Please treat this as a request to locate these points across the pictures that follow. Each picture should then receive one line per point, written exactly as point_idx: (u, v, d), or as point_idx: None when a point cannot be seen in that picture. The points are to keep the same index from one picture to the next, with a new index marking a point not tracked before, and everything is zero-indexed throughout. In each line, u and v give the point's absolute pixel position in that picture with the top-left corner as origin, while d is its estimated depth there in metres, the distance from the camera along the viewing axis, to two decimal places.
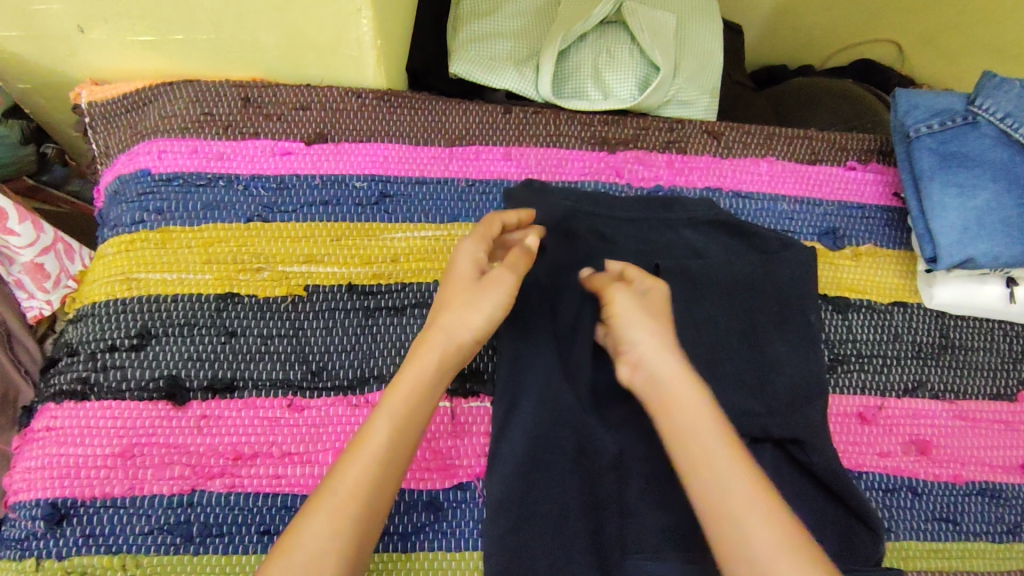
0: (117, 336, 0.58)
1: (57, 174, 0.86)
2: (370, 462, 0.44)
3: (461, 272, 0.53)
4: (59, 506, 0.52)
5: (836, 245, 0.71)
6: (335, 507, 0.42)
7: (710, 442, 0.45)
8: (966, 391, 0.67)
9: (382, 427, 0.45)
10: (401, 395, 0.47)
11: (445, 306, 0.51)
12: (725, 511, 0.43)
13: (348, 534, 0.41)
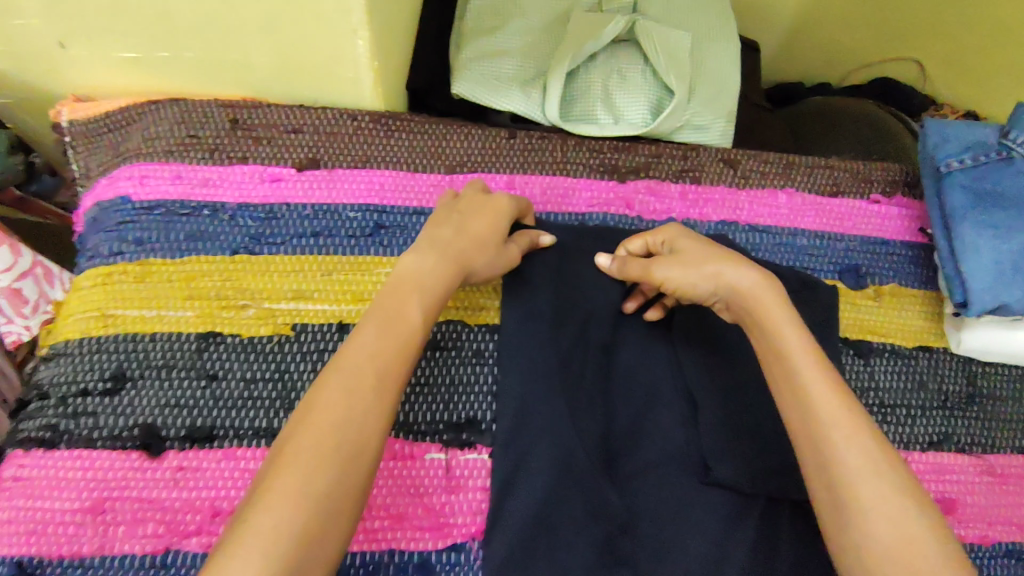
0: (90, 379, 0.54)
1: (44, 185, 0.79)
2: (404, 340, 0.45)
3: (497, 217, 0.55)
4: (24, 565, 0.49)
5: (859, 284, 0.67)
6: (377, 373, 0.43)
7: (791, 349, 0.47)
8: (995, 445, 0.63)
9: (418, 313, 0.46)
10: (432, 278, 0.49)
11: (475, 232, 0.53)
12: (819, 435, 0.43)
13: (389, 405, 0.43)
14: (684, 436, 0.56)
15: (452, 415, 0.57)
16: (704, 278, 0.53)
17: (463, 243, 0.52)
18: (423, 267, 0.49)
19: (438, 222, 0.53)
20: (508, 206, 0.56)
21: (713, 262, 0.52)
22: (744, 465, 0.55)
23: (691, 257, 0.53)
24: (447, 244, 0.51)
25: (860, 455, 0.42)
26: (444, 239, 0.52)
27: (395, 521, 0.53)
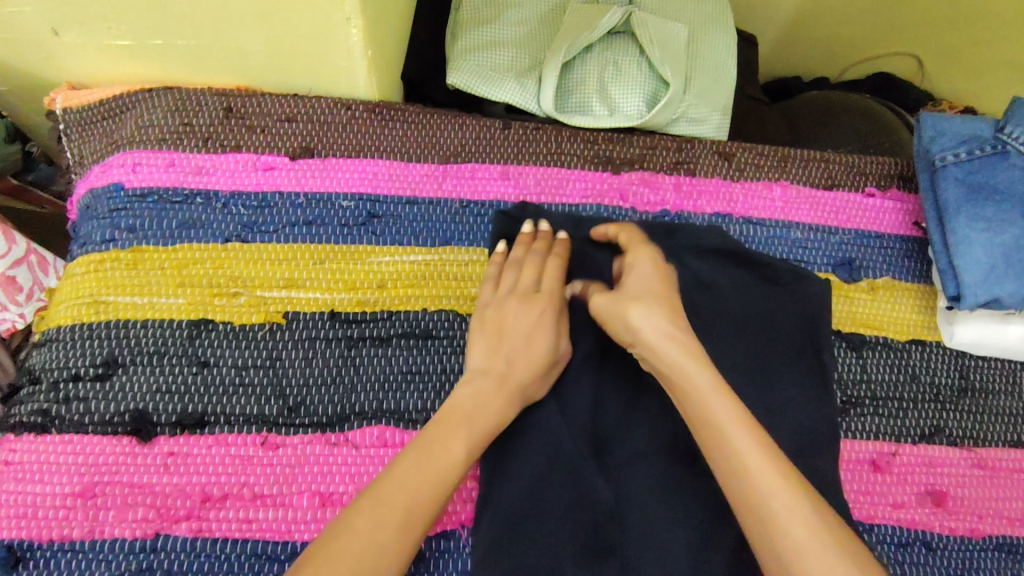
0: (81, 365, 0.54)
1: (42, 174, 0.80)
2: (442, 474, 0.45)
3: (541, 331, 0.54)
4: (15, 549, 0.49)
5: (853, 277, 0.67)
6: (409, 506, 0.43)
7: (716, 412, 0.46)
8: (986, 438, 0.63)
9: (461, 449, 0.47)
10: (483, 411, 0.50)
11: (527, 363, 0.53)
12: (735, 465, 0.44)
13: (413, 542, 0.42)
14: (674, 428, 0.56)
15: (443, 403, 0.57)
16: (625, 321, 0.52)
17: (518, 373, 0.52)
18: (477, 400, 0.50)
19: (488, 347, 0.54)
20: (549, 314, 0.55)
21: (634, 307, 0.52)
22: None
23: (625, 297, 0.53)
24: (500, 378, 0.52)
25: (779, 490, 0.42)
26: (496, 371, 0.52)
27: None
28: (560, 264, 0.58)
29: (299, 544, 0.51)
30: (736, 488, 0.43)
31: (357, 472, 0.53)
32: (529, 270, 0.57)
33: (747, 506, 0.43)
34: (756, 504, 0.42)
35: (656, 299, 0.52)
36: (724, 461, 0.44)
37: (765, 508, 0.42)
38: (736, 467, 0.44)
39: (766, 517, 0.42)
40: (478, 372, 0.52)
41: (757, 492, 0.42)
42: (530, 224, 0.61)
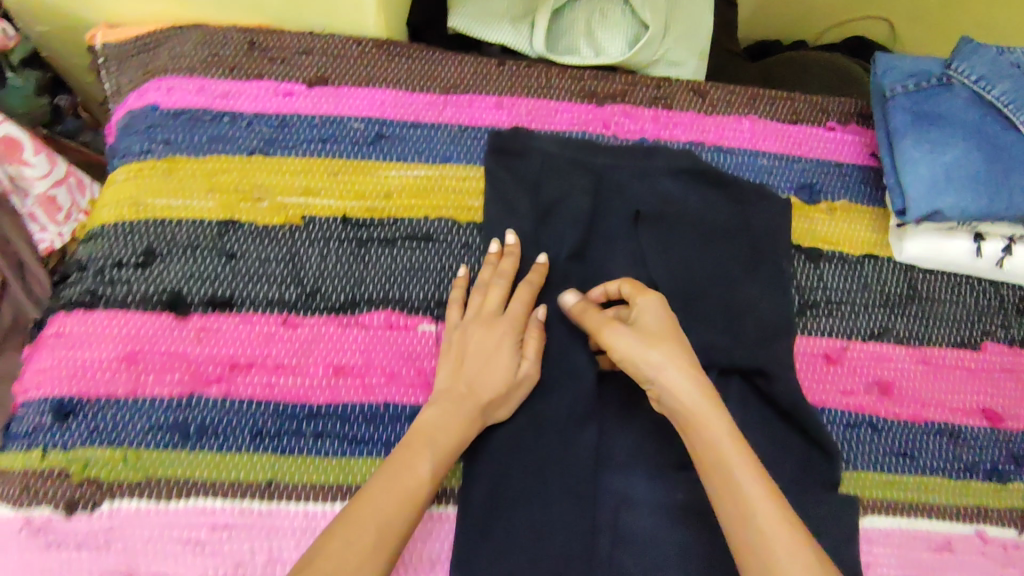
0: (124, 254, 0.61)
1: (69, 126, 0.90)
2: (410, 495, 0.50)
3: (500, 352, 0.59)
4: (67, 402, 0.56)
5: (813, 199, 0.74)
6: (381, 528, 0.47)
7: (725, 456, 0.50)
8: (931, 339, 0.70)
9: (426, 470, 0.52)
10: (445, 432, 0.54)
11: (486, 382, 0.57)
12: (727, 475, 0.50)
13: (387, 562, 0.47)
14: None
15: (441, 295, 0.64)
16: (640, 358, 0.55)
17: (476, 394, 0.57)
18: (440, 423, 0.55)
19: (452, 368, 0.59)
20: (508, 338, 0.60)
21: (644, 344, 0.55)
22: (695, 342, 0.63)
23: (642, 334, 0.56)
24: (460, 399, 0.56)
25: (763, 502, 0.48)
26: (459, 393, 0.57)
27: (391, 379, 0.60)
28: (528, 290, 0.62)
29: (316, 405, 0.58)
30: (726, 497, 0.49)
31: (366, 348, 0.61)
32: (495, 293, 0.62)
33: (733, 510, 0.49)
34: (743, 511, 0.48)
35: (673, 340, 0.56)
36: (716, 471, 0.50)
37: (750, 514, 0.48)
38: (731, 484, 0.49)
39: (748, 524, 0.47)
40: (444, 394, 0.57)
41: (742, 500, 0.48)
42: (497, 242, 0.64)
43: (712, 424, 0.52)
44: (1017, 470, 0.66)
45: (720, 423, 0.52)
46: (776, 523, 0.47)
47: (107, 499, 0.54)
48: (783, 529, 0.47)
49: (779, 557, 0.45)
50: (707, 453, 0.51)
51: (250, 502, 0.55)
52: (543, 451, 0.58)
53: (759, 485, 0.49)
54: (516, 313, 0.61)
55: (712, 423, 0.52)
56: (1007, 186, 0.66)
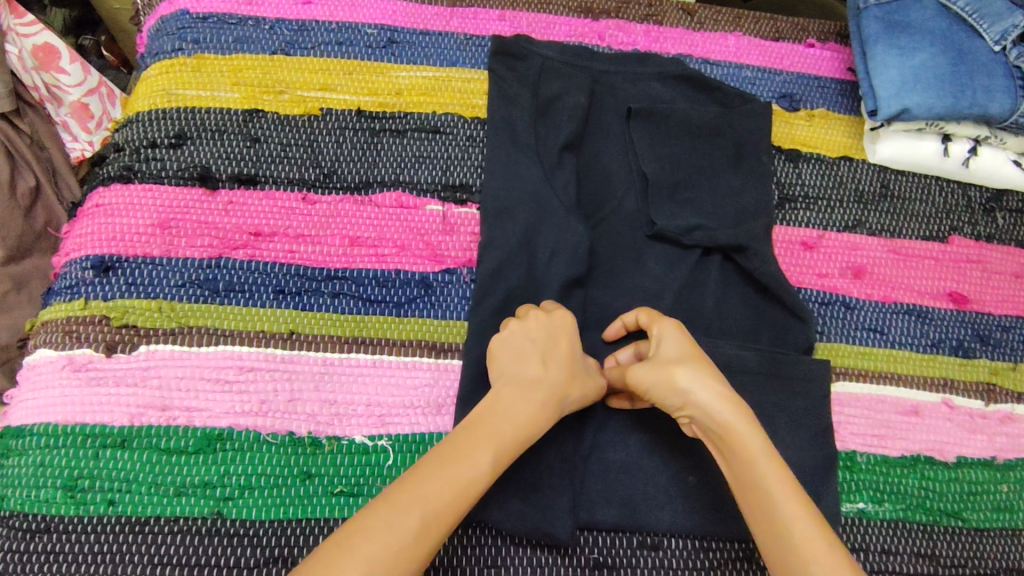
0: (158, 136, 0.67)
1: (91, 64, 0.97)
2: (469, 486, 0.47)
3: (570, 351, 0.57)
4: (106, 259, 0.62)
5: (793, 106, 0.79)
6: (426, 517, 0.45)
7: (764, 476, 0.50)
8: (901, 231, 0.75)
9: (489, 460, 0.49)
10: (512, 420, 0.51)
11: (560, 374, 0.55)
12: (763, 495, 0.49)
13: (429, 546, 0.45)
14: (637, 205, 0.69)
15: (448, 179, 0.69)
16: (670, 388, 0.54)
17: (552, 385, 0.54)
18: (509, 408, 0.52)
19: (516, 359, 0.56)
20: (574, 339, 0.58)
21: (673, 369, 0.54)
22: (682, 223, 0.68)
23: (663, 363, 0.55)
24: (534, 388, 0.53)
25: (806, 522, 0.48)
26: (531, 381, 0.54)
27: (401, 250, 0.65)
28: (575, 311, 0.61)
29: (333, 270, 0.64)
30: (765, 520, 0.49)
31: (379, 223, 0.66)
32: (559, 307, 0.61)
33: (771, 532, 0.49)
34: (783, 532, 0.48)
35: (697, 362, 0.55)
36: (750, 488, 0.50)
37: (788, 537, 0.48)
38: (770, 507, 0.49)
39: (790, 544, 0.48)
40: (511, 382, 0.54)
41: (780, 523, 0.48)
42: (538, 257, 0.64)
43: (748, 441, 0.51)
44: (980, 348, 0.72)
45: (759, 443, 0.51)
46: (815, 537, 0.47)
47: (144, 342, 0.59)
48: (826, 548, 0.47)
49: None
50: (745, 473, 0.50)
51: (274, 349, 0.60)
52: None
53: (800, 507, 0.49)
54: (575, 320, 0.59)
55: (751, 443, 0.51)
56: (972, 88, 0.71)
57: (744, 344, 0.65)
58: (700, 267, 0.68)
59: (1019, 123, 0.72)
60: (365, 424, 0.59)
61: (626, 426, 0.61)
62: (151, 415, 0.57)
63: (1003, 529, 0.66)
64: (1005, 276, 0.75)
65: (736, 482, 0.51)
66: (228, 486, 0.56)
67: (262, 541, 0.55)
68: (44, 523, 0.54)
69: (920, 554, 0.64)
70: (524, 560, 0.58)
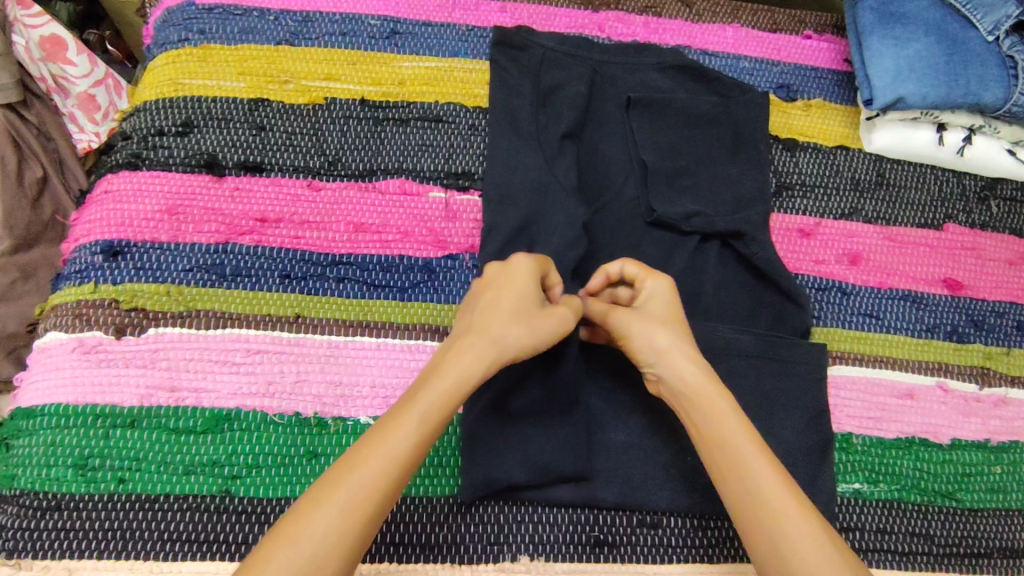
0: (165, 124, 0.68)
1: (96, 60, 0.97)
2: (393, 454, 0.46)
3: (511, 299, 0.53)
4: (116, 245, 0.63)
5: (790, 97, 0.80)
6: (356, 489, 0.44)
7: (736, 445, 0.50)
8: (897, 219, 0.76)
9: (412, 423, 0.47)
10: (440, 380, 0.49)
11: (493, 327, 0.52)
12: (735, 463, 0.50)
13: (366, 521, 0.44)
14: (637, 192, 0.70)
15: (450, 166, 0.70)
16: (652, 347, 0.55)
17: (482, 341, 0.51)
18: (437, 370, 0.50)
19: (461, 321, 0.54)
20: (517, 284, 0.54)
21: (657, 330, 0.55)
22: (681, 210, 0.69)
23: (645, 319, 0.56)
24: (465, 348, 0.51)
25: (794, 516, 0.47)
26: (462, 340, 0.52)
27: (404, 236, 0.66)
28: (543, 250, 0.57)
29: (338, 255, 0.65)
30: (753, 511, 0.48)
31: (383, 210, 0.67)
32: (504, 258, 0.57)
33: (760, 522, 0.48)
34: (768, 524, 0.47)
35: (676, 325, 0.56)
36: (722, 458, 0.51)
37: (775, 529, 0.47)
38: (756, 497, 0.48)
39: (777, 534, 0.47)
40: (449, 345, 0.53)
41: (766, 515, 0.48)
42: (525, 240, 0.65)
43: (738, 433, 0.51)
44: (974, 333, 0.73)
45: (750, 437, 0.51)
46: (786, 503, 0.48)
47: (153, 325, 0.61)
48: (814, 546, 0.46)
49: (795, 540, 0.46)
50: (717, 443, 0.51)
51: (280, 332, 0.61)
52: None
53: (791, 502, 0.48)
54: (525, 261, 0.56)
55: (742, 437, 0.50)
56: (965, 78, 0.72)
57: (743, 328, 0.66)
58: (698, 252, 0.69)
59: (1013, 111, 0.73)
60: (370, 405, 0.60)
61: (626, 408, 0.62)
62: (160, 395, 0.58)
63: (997, 510, 0.67)
64: (999, 262, 0.76)
65: (708, 452, 0.52)
66: (236, 465, 0.57)
67: (269, 518, 0.56)
68: (55, 501, 0.55)
69: (915, 534, 0.65)
70: (527, 537, 0.59)
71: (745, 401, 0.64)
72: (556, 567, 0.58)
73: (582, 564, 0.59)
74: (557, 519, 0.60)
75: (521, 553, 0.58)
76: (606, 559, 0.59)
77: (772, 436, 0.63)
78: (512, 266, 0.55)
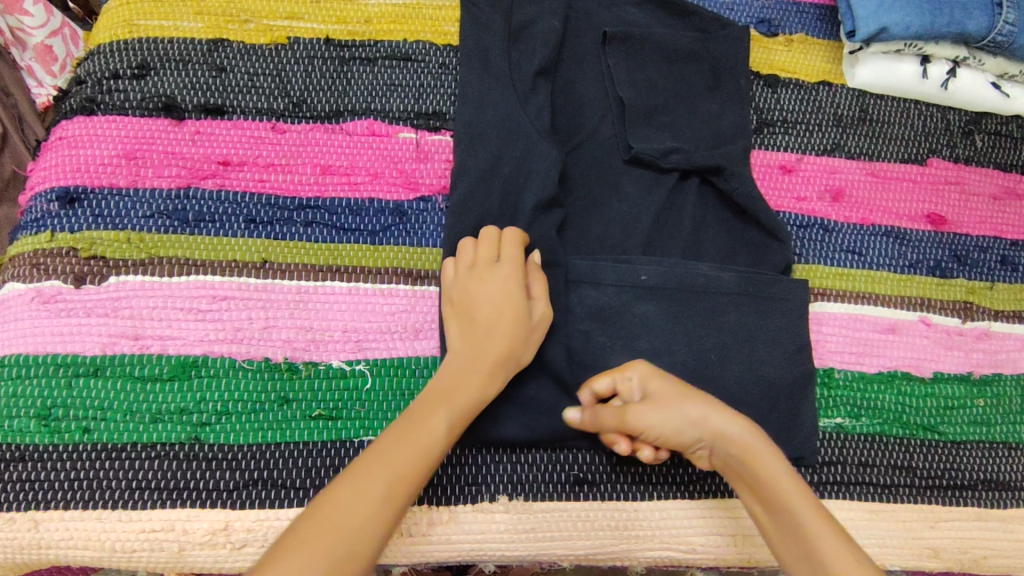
0: (120, 67, 0.64)
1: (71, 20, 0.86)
2: (425, 448, 0.49)
3: (501, 302, 0.56)
4: (71, 191, 0.60)
5: (771, 32, 0.77)
6: (391, 482, 0.47)
7: (775, 481, 0.50)
8: (879, 154, 0.75)
9: (444, 422, 0.51)
10: (465, 385, 0.53)
11: (503, 331, 0.55)
12: (773, 497, 0.50)
13: (397, 512, 0.47)
14: (613, 130, 0.68)
15: (420, 106, 0.67)
16: (691, 425, 0.53)
17: (491, 343, 0.55)
18: (456, 377, 0.54)
19: (460, 328, 0.56)
20: (511, 282, 0.57)
21: (682, 410, 0.53)
22: (659, 147, 0.67)
23: (665, 405, 0.53)
24: (474, 353, 0.55)
25: (832, 540, 0.47)
26: (466, 346, 0.55)
27: (374, 178, 0.64)
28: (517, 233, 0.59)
29: (305, 199, 0.63)
30: (794, 539, 0.48)
31: (351, 151, 0.65)
32: (488, 245, 0.58)
33: (796, 548, 0.48)
34: (805, 550, 0.47)
35: (687, 397, 0.54)
36: (762, 493, 0.51)
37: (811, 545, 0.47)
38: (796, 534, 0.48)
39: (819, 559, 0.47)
40: (458, 354, 0.55)
41: (800, 534, 0.48)
42: (490, 181, 0.63)
43: (767, 465, 0.51)
44: (957, 268, 0.72)
45: (777, 466, 0.51)
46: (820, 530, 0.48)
47: (113, 273, 0.58)
48: (849, 561, 0.46)
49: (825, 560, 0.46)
50: (758, 481, 0.51)
51: (247, 278, 0.60)
52: None
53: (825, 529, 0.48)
54: (508, 255, 0.58)
55: (765, 462, 0.51)
56: (948, 7, 0.69)
57: (723, 265, 0.65)
58: (676, 190, 0.67)
59: (998, 42, 0.70)
60: (341, 350, 0.59)
61: (605, 348, 0.61)
62: (124, 343, 0.57)
63: (977, 440, 0.67)
64: (983, 197, 0.75)
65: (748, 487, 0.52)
66: (204, 412, 0.56)
67: (241, 464, 0.55)
68: (18, 452, 0.54)
69: (896, 466, 0.65)
70: (505, 477, 0.58)
71: (726, 338, 0.62)
72: (535, 506, 0.58)
73: (561, 502, 0.58)
74: (535, 459, 0.59)
75: (499, 492, 0.58)
76: (586, 497, 0.59)
77: (753, 373, 0.62)
78: (507, 265, 0.57)
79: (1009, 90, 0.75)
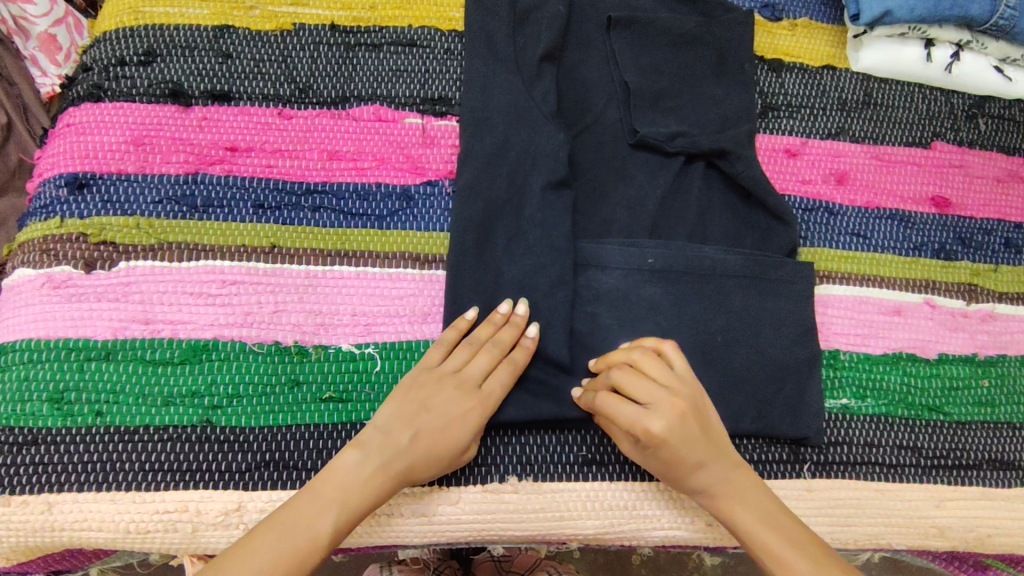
0: (126, 53, 0.64)
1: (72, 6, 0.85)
2: (308, 547, 0.49)
3: (451, 427, 0.54)
4: (80, 177, 0.61)
5: (775, 16, 0.77)
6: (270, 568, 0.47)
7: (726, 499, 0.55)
8: (884, 138, 0.75)
9: (329, 521, 0.50)
10: (353, 487, 0.51)
11: (430, 456, 0.53)
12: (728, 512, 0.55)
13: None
14: (619, 114, 0.68)
15: (426, 91, 0.67)
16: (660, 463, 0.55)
17: (417, 461, 0.53)
18: (359, 479, 0.51)
19: (403, 414, 0.54)
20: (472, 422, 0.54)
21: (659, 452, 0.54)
22: (664, 130, 0.67)
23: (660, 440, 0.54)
24: (395, 463, 0.53)
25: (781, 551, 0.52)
26: (392, 449, 0.53)
27: (381, 163, 0.64)
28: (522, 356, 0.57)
29: (313, 184, 0.63)
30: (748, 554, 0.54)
31: (357, 137, 0.65)
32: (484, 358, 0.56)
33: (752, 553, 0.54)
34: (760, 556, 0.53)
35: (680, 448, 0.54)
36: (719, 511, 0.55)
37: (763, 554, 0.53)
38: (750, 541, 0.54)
39: (769, 560, 0.52)
40: (375, 448, 0.53)
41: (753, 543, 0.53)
42: (496, 165, 0.63)
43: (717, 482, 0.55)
44: (962, 251, 0.72)
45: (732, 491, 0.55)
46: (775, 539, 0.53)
47: (124, 258, 0.59)
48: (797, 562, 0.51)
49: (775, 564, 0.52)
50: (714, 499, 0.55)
51: (256, 263, 0.60)
52: (521, 222, 0.62)
53: (759, 524, 0.53)
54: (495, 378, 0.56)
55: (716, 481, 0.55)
56: None
57: (730, 249, 0.65)
58: (682, 174, 0.68)
59: (1002, 24, 0.70)
60: (351, 333, 0.59)
61: (612, 330, 0.61)
62: (134, 328, 0.57)
63: (982, 420, 0.67)
64: (987, 180, 0.75)
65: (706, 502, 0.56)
66: (215, 395, 0.56)
67: (252, 445, 0.56)
68: (31, 436, 0.54)
69: (902, 446, 0.65)
70: (515, 458, 0.59)
71: (732, 319, 0.63)
72: (545, 486, 0.58)
73: (570, 482, 0.59)
74: (544, 440, 0.59)
75: (509, 473, 0.58)
76: (595, 477, 0.59)
77: (759, 354, 0.63)
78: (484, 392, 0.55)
79: (1011, 74, 0.74)
